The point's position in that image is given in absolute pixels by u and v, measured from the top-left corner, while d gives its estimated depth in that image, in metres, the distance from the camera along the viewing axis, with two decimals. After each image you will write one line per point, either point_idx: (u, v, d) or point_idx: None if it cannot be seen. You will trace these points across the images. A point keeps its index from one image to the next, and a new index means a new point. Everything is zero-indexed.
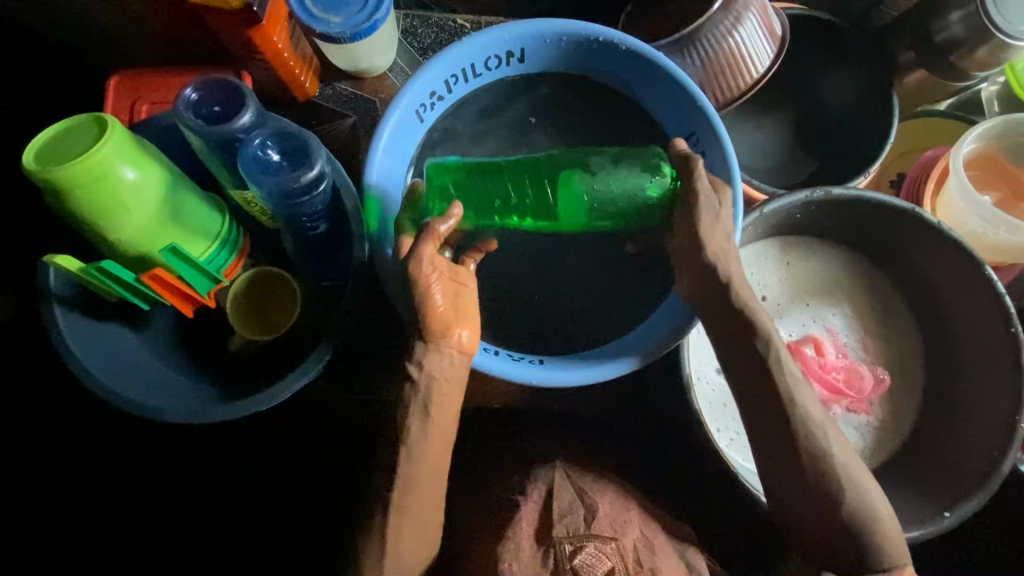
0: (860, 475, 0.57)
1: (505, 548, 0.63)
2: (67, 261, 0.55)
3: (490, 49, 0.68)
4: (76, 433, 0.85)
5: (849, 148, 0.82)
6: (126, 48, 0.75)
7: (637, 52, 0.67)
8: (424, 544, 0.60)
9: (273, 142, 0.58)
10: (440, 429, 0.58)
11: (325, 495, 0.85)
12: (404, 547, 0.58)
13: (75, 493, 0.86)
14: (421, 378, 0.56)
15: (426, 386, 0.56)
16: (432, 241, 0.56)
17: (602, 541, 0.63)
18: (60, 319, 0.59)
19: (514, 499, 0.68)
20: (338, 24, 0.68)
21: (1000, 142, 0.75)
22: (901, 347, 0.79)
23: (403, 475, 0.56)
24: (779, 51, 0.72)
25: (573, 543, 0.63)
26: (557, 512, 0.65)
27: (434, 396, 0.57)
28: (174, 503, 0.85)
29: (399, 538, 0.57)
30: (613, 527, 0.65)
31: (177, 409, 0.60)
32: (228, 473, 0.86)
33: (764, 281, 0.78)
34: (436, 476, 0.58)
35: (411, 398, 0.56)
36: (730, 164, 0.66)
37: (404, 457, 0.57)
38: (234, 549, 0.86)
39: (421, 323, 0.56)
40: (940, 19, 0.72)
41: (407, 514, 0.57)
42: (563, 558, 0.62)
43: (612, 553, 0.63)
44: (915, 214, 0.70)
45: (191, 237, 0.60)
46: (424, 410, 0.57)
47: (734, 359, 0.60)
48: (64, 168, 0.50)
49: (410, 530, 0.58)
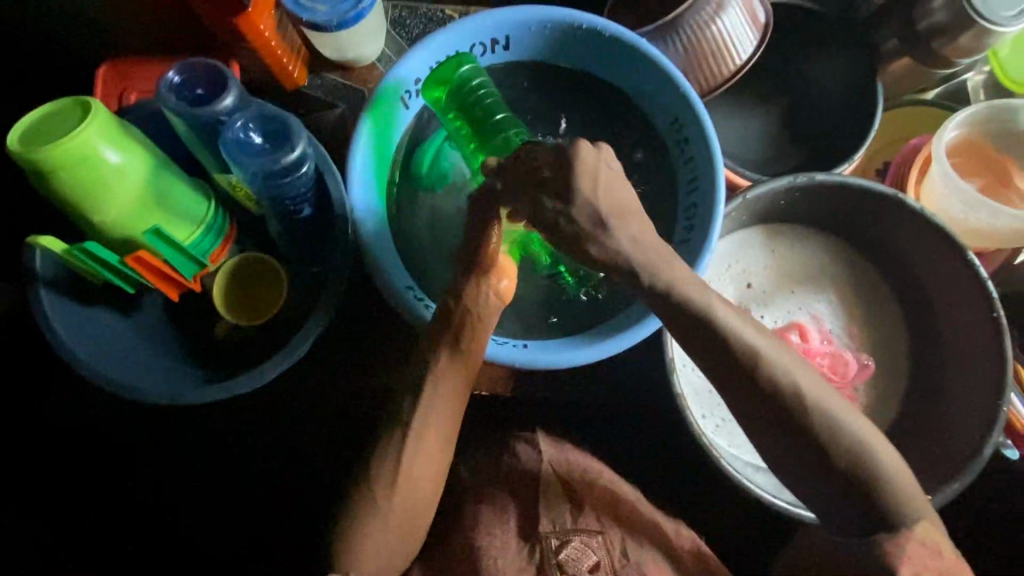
0: (850, 419, 0.47)
1: (489, 542, 0.63)
2: (53, 243, 0.57)
3: (474, 37, 0.69)
4: (77, 434, 0.85)
5: (835, 137, 0.82)
6: (116, 41, 0.76)
7: (619, 38, 0.67)
8: (433, 483, 0.58)
9: (256, 125, 0.59)
10: (467, 363, 0.59)
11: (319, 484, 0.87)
12: (417, 481, 0.57)
13: (77, 485, 0.86)
14: (460, 310, 0.58)
15: (462, 318, 0.58)
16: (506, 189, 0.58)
17: (589, 534, 0.64)
18: (46, 302, 0.60)
19: (500, 495, 0.68)
20: (324, 13, 0.69)
21: (982, 129, 0.76)
22: (888, 335, 0.79)
23: (423, 407, 0.57)
24: (762, 38, 0.72)
25: (559, 538, 0.64)
26: (543, 506, 0.66)
27: (467, 327, 0.58)
28: (174, 503, 0.86)
29: (410, 474, 0.57)
30: (599, 520, 0.66)
31: (163, 391, 0.60)
32: (221, 466, 0.87)
33: (749, 268, 0.79)
34: (455, 410, 0.59)
35: (443, 330, 0.58)
36: (712, 149, 0.66)
37: (432, 387, 0.57)
38: (234, 550, 0.86)
39: (473, 252, 0.58)
40: (923, 6, 0.73)
41: (419, 447, 0.57)
42: (549, 553, 0.63)
43: (599, 547, 0.64)
44: (897, 200, 0.70)
45: (175, 220, 0.60)
46: (456, 344, 0.58)
47: (689, 337, 0.48)
48: (47, 151, 0.51)
49: (425, 467, 0.57)
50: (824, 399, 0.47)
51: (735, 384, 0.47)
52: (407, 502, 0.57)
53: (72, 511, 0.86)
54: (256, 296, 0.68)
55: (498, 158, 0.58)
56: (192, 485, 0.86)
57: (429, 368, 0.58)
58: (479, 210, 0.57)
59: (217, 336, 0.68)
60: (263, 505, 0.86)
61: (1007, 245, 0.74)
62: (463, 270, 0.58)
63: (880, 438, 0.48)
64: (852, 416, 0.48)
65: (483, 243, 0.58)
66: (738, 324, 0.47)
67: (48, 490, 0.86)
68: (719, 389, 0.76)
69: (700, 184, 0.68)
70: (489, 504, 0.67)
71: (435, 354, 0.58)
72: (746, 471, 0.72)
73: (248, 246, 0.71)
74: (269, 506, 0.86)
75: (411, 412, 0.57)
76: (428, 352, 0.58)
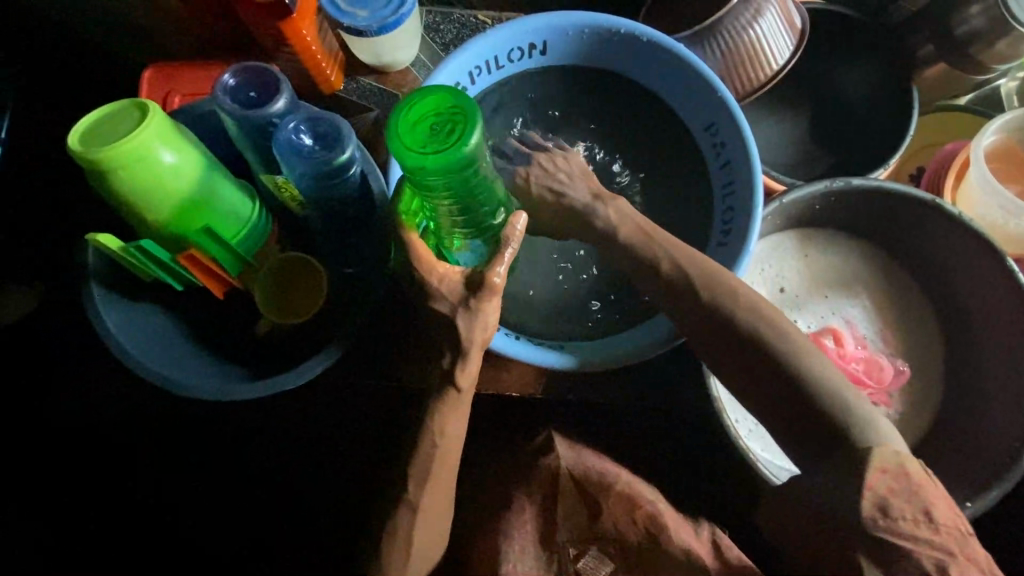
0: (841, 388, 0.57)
1: (510, 549, 0.68)
2: (109, 240, 0.58)
3: (513, 41, 0.70)
4: (76, 433, 0.88)
5: (866, 144, 0.82)
6: (157, 43, 0.77)
7: (658, 44, 0.68)
8: (441, 529, 0.65)
9: (307, 127, 0.60)
10: (453, 429, 0.61)
11: (321, 486, 0.89)
12: (425, 539, 0.63)
13: (75, 486, 0.89)
14: (466, 385, 0.59)
15: (461, 393, 0.60)
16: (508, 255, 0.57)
17: (606, 543, 0.70)
18: (99, 297, 0.62)
19: (522, 501, 0.72)
20: (365, 18, 0.70)
21: (1018, 135, 0.76)
22: (918, 342, 0.79)
23: (428, 485, 0.60)
24: (798, 44, 0.72)
25: (576, 547, 0.70)
26: (562, 515, 0.71)
27: (458, 399, 0.60)
28: (174, 503, 0.89)
29: (420, 540, 0.62)
30: (618, 526, 0.69)
31: (206, 386, 0.62)
32: (225, 472, 0.89)
33: (782, 273, 0.79)
34: (450, 468, 0.62)
35: (448, 407, 0.60)
36: (750, 154, 0.66)
37: (429, 472, 0.60)
38: (233, 550, 0.90)
39: (462, 334, 0.57)
40: (961, 13, 0.73)
41: (425, 515, 0.61)
42: (567, 560, 0.69)
43: (615, 554, 0.69)
44: (936, 206, 0.70)
45: (224, 220, 0.62)
46: (457, 415, 0.60)
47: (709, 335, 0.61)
48: (108, 150, 0.52)
49: (429, 532, 0.63)
50: (816, 369, 0.57)
51: (747, 366, 0.60)
52: (421, 557, 0.63)
53: (73, 511, 0.89)
54: (291, 295, 0.68)
55: (520, 225, 0.58)
56: (191, 485, 0.89)
57: (437, 446, 0.60)
58: (496, 292, 0.57)
59: (256, 334, 0.70)
60: (263, 504, 0.89)
61: None
62: (470, 348, 0.58)
63: (856, 394, 0.58)
64: (839, 380, 0.58)
65: (483, 321, 0.57)
66: (744, 308, 0.60)
67: (87, 481, 0.89)
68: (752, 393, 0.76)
69: (736, 189, 0.68)
70: (512, 510, 0.71)
71: (438, 429, 0.60)
72: (780, 474, 0.72)
73: (288, 246, 0.72)
74: (269, 506, 0.89)
75: (415, 489, 0.60)
76: (434, 427, 0.60)
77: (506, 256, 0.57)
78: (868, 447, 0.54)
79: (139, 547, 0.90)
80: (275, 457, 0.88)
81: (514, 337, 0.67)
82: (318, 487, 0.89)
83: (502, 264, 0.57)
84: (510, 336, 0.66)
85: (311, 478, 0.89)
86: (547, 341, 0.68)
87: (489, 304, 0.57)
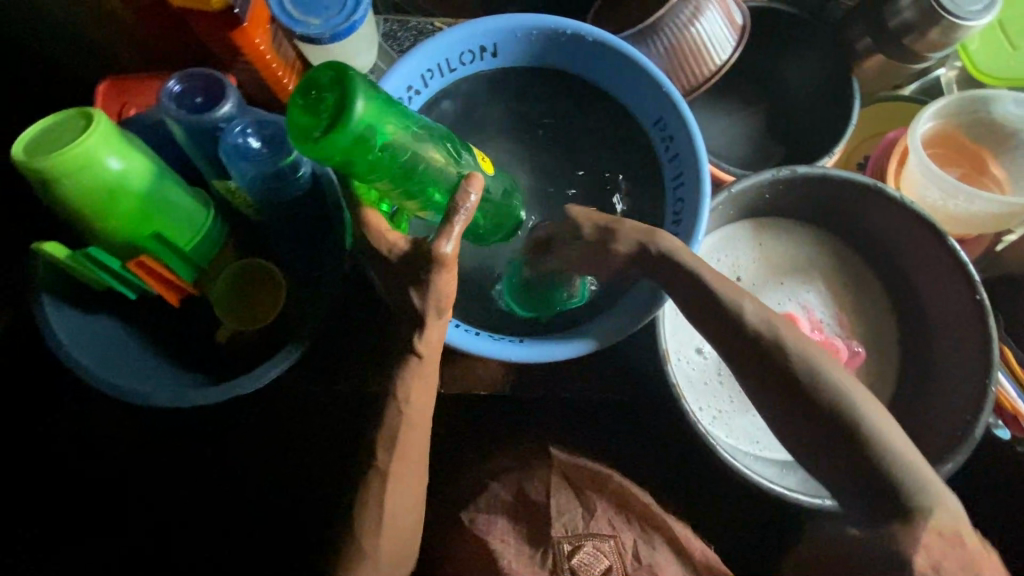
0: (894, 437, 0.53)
1: (503, 549, 0.65)
2: (55, 248, 0.59)
3: (463, 44, 0.71)
4: (62, 452, 0.86)
5: (818, 137, 0.84)
6: (115, 59, 0.78)
7: (603, 43, 0.70)
8: (411, 511, 0.62)
9: (253, 130, 0.61)
10: (419, 401, 0.60)
11: (308, 489, 0.88)
12: (398, 518, 0.62)
13: (62, 495, 0.87)
14: (426, 352, 0.58)
15: (427, 358, 0.59)
16: (462, 223, 0.53)
17: (601, 539, 0.66)
18: (49, 309, 0.61)
19: (511, 501, 0.70)
20: (318, 26, 0.71)
21: (955, 120, 0.79)
22: (877, 325, 0.81)
23: (397, 451, 0.60)
24: (739, 39, 0.75)
25: (571, 542, 0.65)
26: (556, 510, 0.67)
27: (428, 365, 0.59)
28: (166, 507, 0.88)
29: (390, 515, 0.61)
30: (611, 524, 0.68)
31: (161, 392, 0.61)
32: (209, 479, 0.87)
33: (738, 263, 0.80)
34: (422, 441, 0.62)
35: (411, 374, 0.59)
36: (696, 146, 0.68)
37: (396, 433, 0.59)
38: (228, 550, 0.88)
39: (431, 298, 0.56)
40: (893, 5, 0.75)
41: (396, 487, 0.61)
42: (562, 557, 0.64)
43: (611, 551, 0.65)
44: (878, 189, 0.72)
45: (176, 226, 0.62)
46: (422, 385, 0.60)
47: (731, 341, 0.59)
48: (51, 159, 0.52)
49: (400, 506, 0.61)
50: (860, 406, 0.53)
51: (774, 391, 0.56)
52: (393, 537, 0.61)
53: (64, 517, 0.87)
54: (253, 302, 0.69)
55: (473, 196, 0.52)
56: (180, 490, 0.87)
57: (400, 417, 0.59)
58: (447, 263, 0.54)
59: (217, 340, 0.69)
60: (252, 511, 0.88)
61: (987, 229, 0.76)
62: (428, 315, 0.56)
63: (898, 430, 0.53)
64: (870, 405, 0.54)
65: (441, 284, 0.55)
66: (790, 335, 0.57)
67: (62, 498, 0.87)
68: (715, 380, 0.77)
69: (685, 179, 0.70)
70: (503, 512, 0.69)
71: (404, 395, 0.59)
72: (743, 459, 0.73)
73: (248, 253, 0.72)
74: (258, 509, 0.88)
75: (384, 456, 0.60)
76: (399, 395, 0.59)
77: (454, 228, 0.53)
78: (926, 510, 0.50)
79: (132, 554, 0.88)
80: (252, 470, 0.87)
81: (475, 332, 0.67)
82: (291, 506, 0.88)
83: (453, 235, 0.53)
84: (470, 331, 0.66)
85: (285, 488, 0.88)
86: (506, 335, 0.69)
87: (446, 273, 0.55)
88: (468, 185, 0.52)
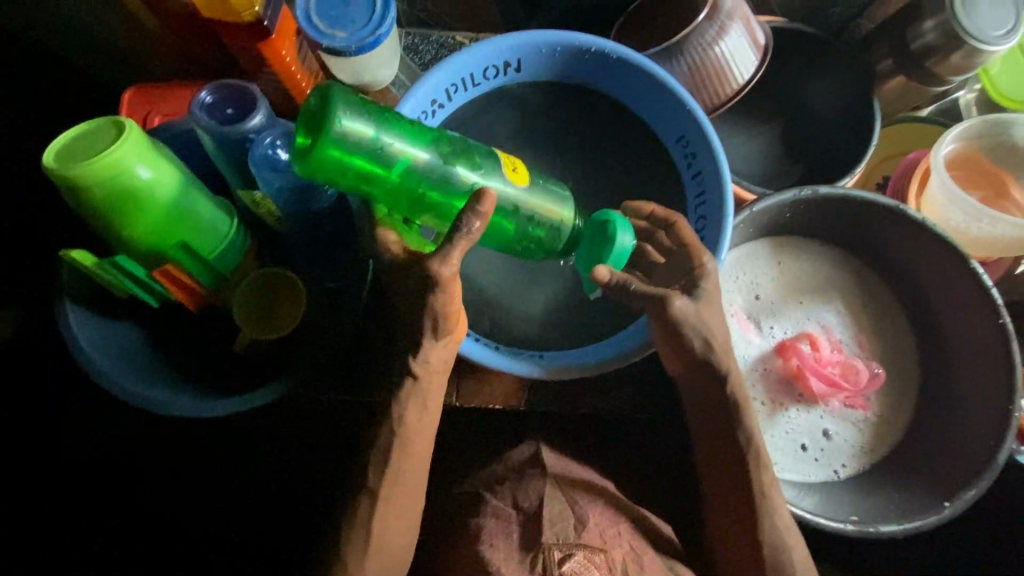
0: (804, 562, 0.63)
1: (492, 553, 0.60)
2: (82, 255, 0.59)
3: (489, 59, 0.72)
4: (74, 455, 0.86)
5: (834, 158, 0.84)
6: (141, 66, 0.78)
7: (627, 61, 0.70)
8: (407, 536, 0.62)
9: (283, 141, 0.60)
10: (428, 419, 0.62)
11: (315, 499, 0.87)
12: (390, 536, 0.61)
13: (70, 496, 0.87)
14: (422, 373, 0.59)
15: (426, 379, 0.60)
16: (466, 244, 0.54)
17: (593, 550, 0.60)
18: (71, 314, 0.61)
19: (504, 508, 0.65)
20: (343, 39, 0.71)
21: (977, 142, 0.79)
22: (895, 345, 0.81)
23: (391, 470, 0.60)
24: (761, 59, 0.75)
25: (562, 550, 0.59)
26: (547, 520, 0.62)
27: (430, 384, 0.60)
28: (172, 511, 0.87)
29: (381, 535, 0.60)
30: (603, 537, 0.63)
31: (176, 403, 0.60)
32: (217, 485, 0.87)
33: (756, 280, 0.80)
34: (422, 462, 0.62)
35: (405, 395, 0.60)
36: (719, 164, 0.69)
37: (391, 452, 0.60)
38: (232, 557, 0.87)
39: (434, 317, 0.57)
40: (916, 28, 0.76)
41: (389, 506, 0.60)
42: (551, 563, 0.59)
43: (602, 565, 0.60)
44: (901, 211, 0.72)
45: (200, 234, 0.62)
46: (421, 405, 0.61)
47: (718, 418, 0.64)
48: (82, 168, 0.52)
49: (397, 526, 0.61)
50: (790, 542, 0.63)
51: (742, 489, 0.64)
52: (379, 560, 0.60)
53: (72, 513, 0.87)
54: (272, 311, 0.68)
55: (478, 223, 0.53)
56: (188, 494, 0.87)
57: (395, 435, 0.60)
58: (445, 285, 0.55)
59: (236, 350, 0.69)
60: (259, 519, 0.88)
61: (1008, 253, 0.76)
62: (425, 334, 0.58)
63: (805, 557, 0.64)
64: (793, 541, 0.64)
65: (444, 302, 0.56)
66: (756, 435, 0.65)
67: (71, 499, 0.87)
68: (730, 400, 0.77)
69: (707, 198, 0.70)
70: (494, 518, 0.64)
71: (398, 415, 0.60)
72: None
73: (269, 261, 0.72)
74: (265, 517, 0.87)
75: (376, 476, 0.60)
76: (394, 413, 0.60)
77: (456, 247, 0.54)
78: None
79: (136, 552, 0.87)
80: (261, 475, 0.87)
81: (494, 347, 0.67)
82: (299, 512, 0.87)
83: (460, 252, 0.54)
84: (488, 346, 0.67)
85: (290, 491, 0.87)
86: (526, 350, 0.70)
87: (450, 293, 0.56)
88: (475, 205, 0.52)
